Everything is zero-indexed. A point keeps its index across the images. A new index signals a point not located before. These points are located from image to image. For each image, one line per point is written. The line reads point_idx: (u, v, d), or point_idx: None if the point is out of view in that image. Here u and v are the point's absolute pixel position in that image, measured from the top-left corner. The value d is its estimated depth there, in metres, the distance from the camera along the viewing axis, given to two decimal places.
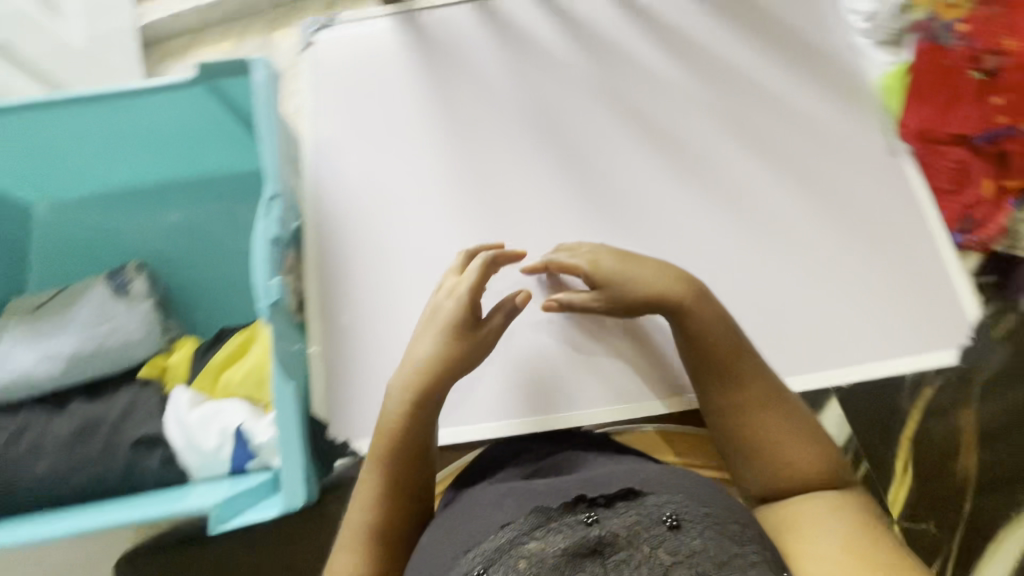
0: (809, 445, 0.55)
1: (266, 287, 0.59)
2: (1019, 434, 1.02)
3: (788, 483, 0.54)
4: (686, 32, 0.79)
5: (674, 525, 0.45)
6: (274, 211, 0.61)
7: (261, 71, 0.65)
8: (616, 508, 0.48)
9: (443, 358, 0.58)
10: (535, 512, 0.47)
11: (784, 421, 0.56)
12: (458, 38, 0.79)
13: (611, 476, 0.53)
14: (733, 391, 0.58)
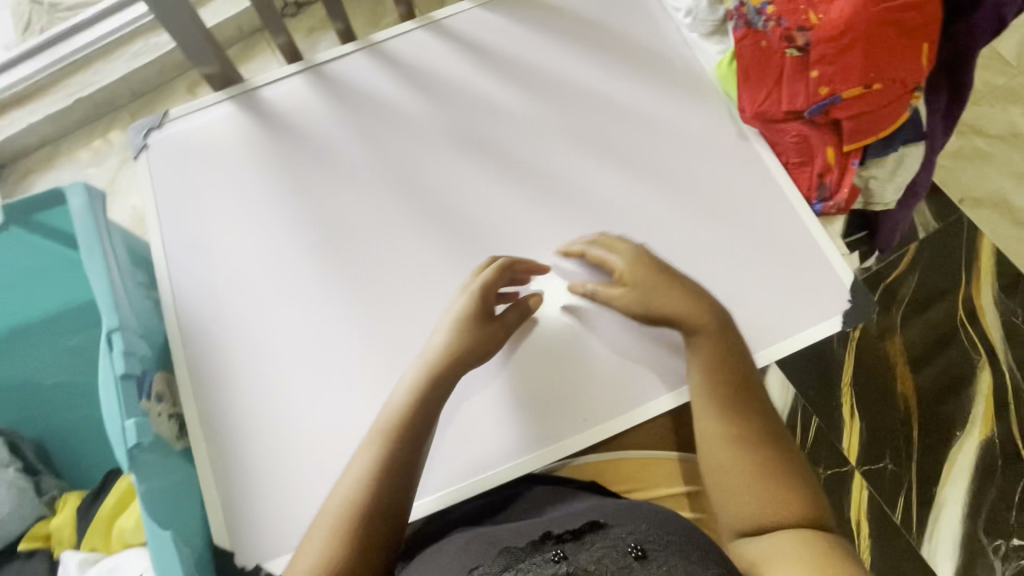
0: (797, 486, 0.58)
1: (123, 431, 0.56)
2: (940, 353, 1.24)
3: (766, 517, 0.57)
4: (523, 59, 0.79)
5: (639, 556, 0.51)
6: (117, 346, 0.58)
7: (79, 197, 0.61)
8: (583, 542, 0.53)
9: (451, 348, 0.64)
10: (505, 554, 0.54)
11: (778, 458, 0.60)
12: (299, 113, 0.79)
13: (580, 515, 0.59)
14: (723, 404, 0.62)
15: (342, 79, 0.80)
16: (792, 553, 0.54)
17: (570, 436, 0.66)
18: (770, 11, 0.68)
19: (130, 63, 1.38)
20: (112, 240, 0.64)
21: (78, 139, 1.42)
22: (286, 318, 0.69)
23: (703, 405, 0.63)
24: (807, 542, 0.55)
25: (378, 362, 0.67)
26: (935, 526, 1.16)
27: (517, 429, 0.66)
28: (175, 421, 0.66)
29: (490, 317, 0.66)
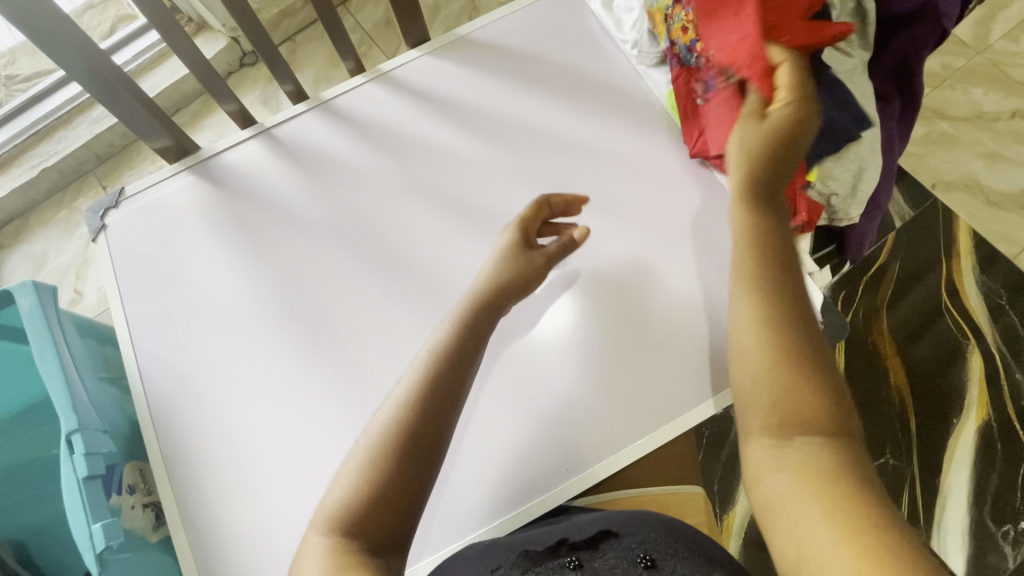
0: (830, 401, 0.49)
1: (91, 536, 0.53)
2: (928, 335, 1.25)
3: (795, 419, 0.49)
4: (473, 103, 0.79)
5: (649, 564, 0.55)
6: (78, 447, 0.56)
7: (28, 297, 0.60)
8: (598, 551, 0.58)
9: (505, 271, 0.65)
10: (523, 558, 0.58)
11: (812, 366, 0.51)
12: (254, 176, 0.78)
13: (590, 522, 0.63)
14: (755, 296, 0.54)
15: (294, 141, 0.79)
16: (807, 469, 0.46)
17: (549, 489, 0.66)
18: (698, 49, 0.66)
19: (91, 128, 1.37)
20: (65, 335, 0.61)
21: (47, 209, 1.41)
22: (256, 390, 0.68)
23: (735, 306, 0.55)
24: (829, 456, 0.47)
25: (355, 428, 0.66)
26: (940, 515, 1.16)
27: (498, 484, 0.66)
28: (150, 510, 0.64)
29: (529, 248, 0.67)
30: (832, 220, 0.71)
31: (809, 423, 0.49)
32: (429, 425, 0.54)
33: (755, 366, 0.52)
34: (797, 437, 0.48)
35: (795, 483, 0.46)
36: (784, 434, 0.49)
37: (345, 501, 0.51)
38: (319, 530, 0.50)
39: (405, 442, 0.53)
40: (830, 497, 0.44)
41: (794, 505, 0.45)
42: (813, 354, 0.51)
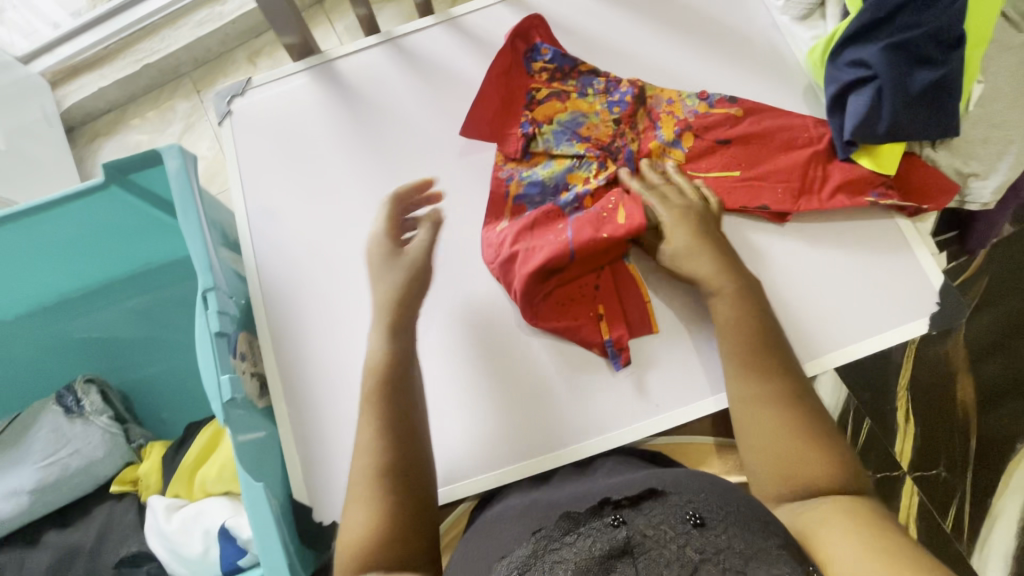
0: (818, 445, 0.51)
1: (218, 386, 0.57)
2: (1012, 351, 1.15)
3: (799, 482, 0.50)
4: (605, 38, 0.78)
5: (699, 522, 0.43)
6: (212, 305, 0.60)
7: (175, 159, 0.63)
8: (642, 509, 0.45)
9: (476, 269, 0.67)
10: (566, 519, 0.46)
11: (793, 410, 0.53)
12: (377, 83, 0.79)
13: (637, 483, 0.51)
14: (747, 373, 0.56)
15: (421, 54, 0.80)
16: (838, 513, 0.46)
17: (628, 424, 0.66)
18: (700, 110, 0.72)
19: (194, 31, 1.32)
20: (201, 201, 0.65)
21: (144, 104, 1.39)
22: (364, 287, 0.71)
23: (732, 383, 0.57)
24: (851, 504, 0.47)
25: (456, 338, 0.69)
26: (987, 538, 1.08)
27: (580, 414, 0.66)
28: (257, 380, 0.67)
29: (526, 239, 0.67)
30: (961, 203, 0.69)
31: (812, 482, 0.49)
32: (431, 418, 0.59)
33: (770, 433, 0.52)
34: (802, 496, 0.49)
35: (823, 526, 0.45)
36: (791, 487, 0.50)
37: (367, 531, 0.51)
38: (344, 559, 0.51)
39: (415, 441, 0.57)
40: (860, 536, 0.44)
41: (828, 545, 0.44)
42: (807, 409, 0.53)
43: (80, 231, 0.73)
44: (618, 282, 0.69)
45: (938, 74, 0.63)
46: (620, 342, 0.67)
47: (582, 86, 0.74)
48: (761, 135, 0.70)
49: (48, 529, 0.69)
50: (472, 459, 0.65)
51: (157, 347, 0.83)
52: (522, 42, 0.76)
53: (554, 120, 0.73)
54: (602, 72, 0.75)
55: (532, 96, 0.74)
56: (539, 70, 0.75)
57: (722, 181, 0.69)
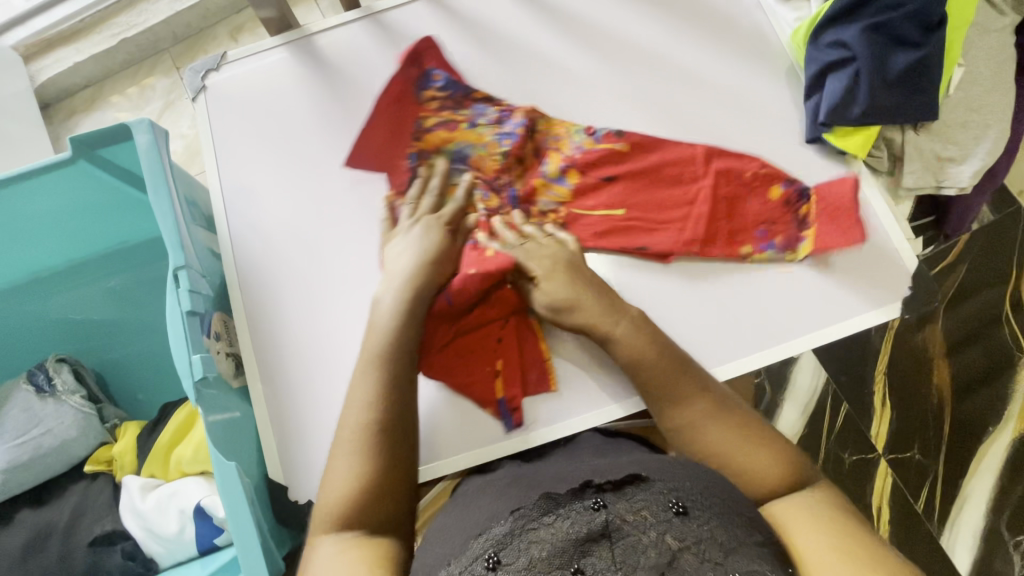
0: (764, 447, 0.54)
1: (189, 365, 0.57)
2: (990, 335, 1.15)
3: (764, 485, 0.52)
4: (589, 15, 0.76)
5: (681, 511, 0.44)
6: (184, 284, 0.59)
7: (145, 134, 0.62)
8: (623, 494, 0.45)
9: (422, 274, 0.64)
10: (545, 498, 0.45)
11: (730, 424, 0.55)
12: (355, 60, 0.78)
13: (620, 470, 0.51)
14: (679, 406, 0.57)
15: (402, 30, 0.78)
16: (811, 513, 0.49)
17: (591, 411, 0.65)
18: (585, 150, 0.71)
19: (172, 5, 1.28)
20: (173, 178, 0.64)
21: (122, 81, 1.35)
22: (342, 266, 0.70)
23: (666, 419, 0.57)
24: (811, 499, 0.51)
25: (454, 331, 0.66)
26: (956, 518, 1.10)
27: (563, 393, 0.65)
28: (231, 359, 0.67)
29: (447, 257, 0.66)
30: (939, 187, 0.69)
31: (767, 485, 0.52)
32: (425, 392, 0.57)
33: (718, 453, 0.54)
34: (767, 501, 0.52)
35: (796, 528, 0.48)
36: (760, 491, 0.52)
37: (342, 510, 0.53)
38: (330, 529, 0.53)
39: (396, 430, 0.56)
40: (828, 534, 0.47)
41: (802, 545, 0.47)
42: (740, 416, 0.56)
43: (48, 207, 0.72)
44: (522, 332, 0.67)
45: (917, 56, 0.64)
46: (514, 400, 0.65)
47: (474, 114, 0.74)
48: (657, 165, 0.70)
49: (22, 508, 0.69)
50: (446, 441, 0.65)
51: (133, 328, 0.82)
52: (414, 69, 0.76)
53: (442, 150, 0.73)
54: (495, 99, 0.74)
55: (421, 125, 0.73)
56: (430, 98, 0.74)
57: (604, 219, 0.69)
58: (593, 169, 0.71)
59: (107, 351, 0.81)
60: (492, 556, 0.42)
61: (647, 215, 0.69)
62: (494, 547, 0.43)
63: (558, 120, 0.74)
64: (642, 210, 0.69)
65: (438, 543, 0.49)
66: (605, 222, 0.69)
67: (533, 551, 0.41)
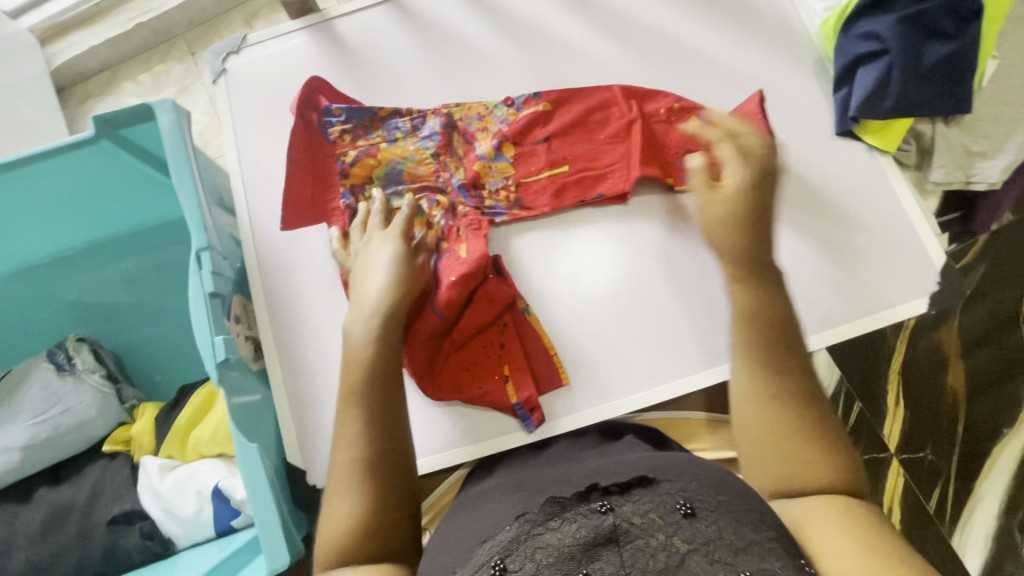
0: (827, 450, 0.46)
1: (211, 346, 0.57)
2: (1008, 336, 1.14)
3: (806, 484, 0.45)
4: (614, 3, 0.75)
5: (689, 512, 0.42)
6: (206, 265, 0.59)
7: (168, 114, 0.62)
8: (631, 496, 0.44)
9: (396, 278, 0.57)
10: (551, 503, 0.44)
11: (805, 410, 0.47)
12: (376, 45, 0.77)
13: (630, 468, 0.49)
14: (761, 371, 0.48)
15: (424, 15, 0.78)
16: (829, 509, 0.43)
17: (610, 400, 0.65)
18: (512, 114, 0.72)
19: None
20: (195, 160, 0.64)
21: (136, 66, 1.35)
22: None
23: (738, 378, 0.49)
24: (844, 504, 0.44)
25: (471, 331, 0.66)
26: (967, 519, 1.09)
27: (581, 384, 0.66)
28: (251, 342, 0.67)
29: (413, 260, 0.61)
30: (969, 182, 0.68)
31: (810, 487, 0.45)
32: None
33: (773, 433, 0.46)
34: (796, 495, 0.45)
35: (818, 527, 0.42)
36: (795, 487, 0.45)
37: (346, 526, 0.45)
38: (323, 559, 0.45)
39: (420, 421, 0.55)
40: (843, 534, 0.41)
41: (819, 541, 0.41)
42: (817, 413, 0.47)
43: (67, 187, 0.72)
44: (524, 335, 0.67)
45: (950, 49, 0.63)
46: (530, 401, 0.65)
47: (387, 133, 0.72)
48: (576, 130, 0.71)
49: (40, 486, 0.69)
50: (462, 430, 0.65)
51: (150, 310, 0.82)
52: (311, 111, 0.72)
53: (373, 178, 0.71)
54: (403, 110, 0.72)
55: (342, 162, 0.70)
56: (338, 134, 0.71)
57: (547, 180, 0.70)
58: (531, 133, 0.71)
59: (124, 332, 0.82)
60: (497, 563, 0.41)
61: (579, 183, 0.70)
62: (500, 555, 0.42)
63: (473, 102, 0.74)
64: (592, 156, 0.70)
65: (447, 545, 0.47)
66: (546, 186, 0.70)
67: (540, 557, 0.40)
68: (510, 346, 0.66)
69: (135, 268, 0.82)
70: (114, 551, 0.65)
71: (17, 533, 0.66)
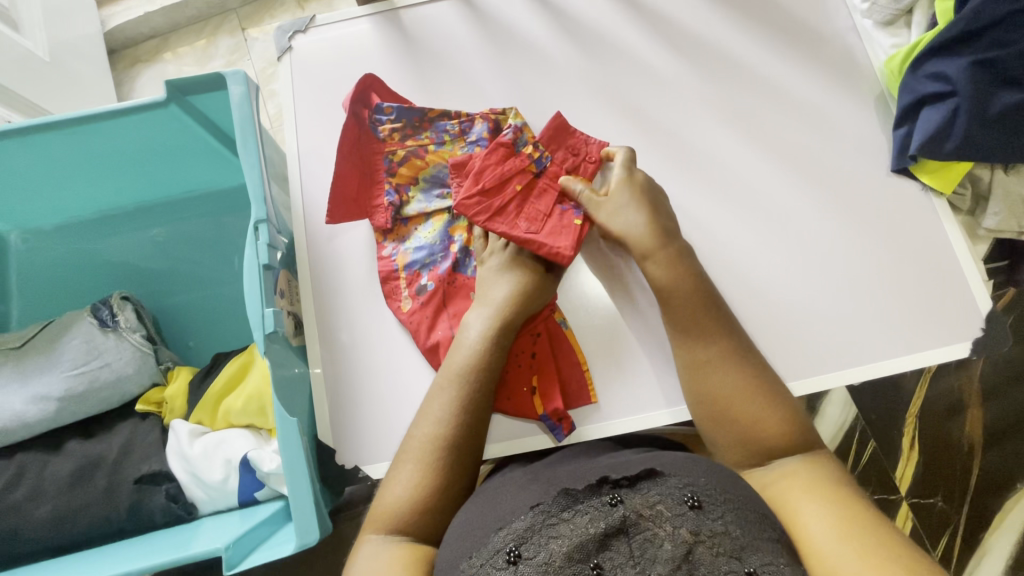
0: (768, 415, 0.52)
1: (261, 317, 0.58)
2: None
3: (760, 447, 0.51)
4: (680, 18, 0.76)
5: (696, 505, 0.42)
6: (261, 236, 0.60)
7: (238, 86, 0.63)
8: (639, 488, 0.43)
9: (522, 291, 0.62)
10: (564, 494, 0.44)
11: (744, 379, 0.54)
12: (439, 37, 0.78)
13: (636, 464, 0.49)
14: (695, 340, 0.57)
15: (491, 13, 0.78)
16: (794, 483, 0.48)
17: (638, 412, 0.65)
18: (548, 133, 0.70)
19: None
20: (259, 132, 0.65)
21: (187, 36, 1.36)
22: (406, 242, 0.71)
23: (682, 354, 0.58)
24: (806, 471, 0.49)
25: (533, 351, 0.66)
26: (972, 570, 1.08)
27: (618, 393, 0.66)
28: (293, 318, 0.68)
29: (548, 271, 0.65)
30: (1021, 232, 0.72)
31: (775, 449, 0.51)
32: (490, 377, 0.57)
33: (725, 396, 0.54)
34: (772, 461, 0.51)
35: (793, 498, 0.47)
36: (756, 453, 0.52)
37: (396, 514, 0.51)
38: (376, 528, 0.51)
39: (469, 410, 0.55)
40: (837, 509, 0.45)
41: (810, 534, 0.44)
42: (764, 389, 0.54)
43: (127, 147, 0.73)
44: (553, 346, 0.67)
45: (1020, 97, 0.64)
46: (557, 412, 0.64)
47: (436, 136, 0.72)
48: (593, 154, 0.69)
49: (71, 438, 0.70)
50: (492, 426, 0.65)
51: (188, 277, 0.83)
52: (363, 108, 0.72)
53: (418, 179, 0.72)
54: (452, 112, 0.72)
55: (389, 161, 0.72)
56: (387, 133, 0.72)
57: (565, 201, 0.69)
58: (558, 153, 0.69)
59: (162, 297, 0.83)
60: (513, 551, 0.41)
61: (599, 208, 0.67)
62: (515, 542, 0.42)
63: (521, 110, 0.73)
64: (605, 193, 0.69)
65: (459, 532, 0.47)
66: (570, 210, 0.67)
67: (554, 546, 0.41)
68: (543, 351, 0.66)
69: (178, 235, 0.83)
70: (139, 510, 0.65)
71: (45, 483, 0.66)
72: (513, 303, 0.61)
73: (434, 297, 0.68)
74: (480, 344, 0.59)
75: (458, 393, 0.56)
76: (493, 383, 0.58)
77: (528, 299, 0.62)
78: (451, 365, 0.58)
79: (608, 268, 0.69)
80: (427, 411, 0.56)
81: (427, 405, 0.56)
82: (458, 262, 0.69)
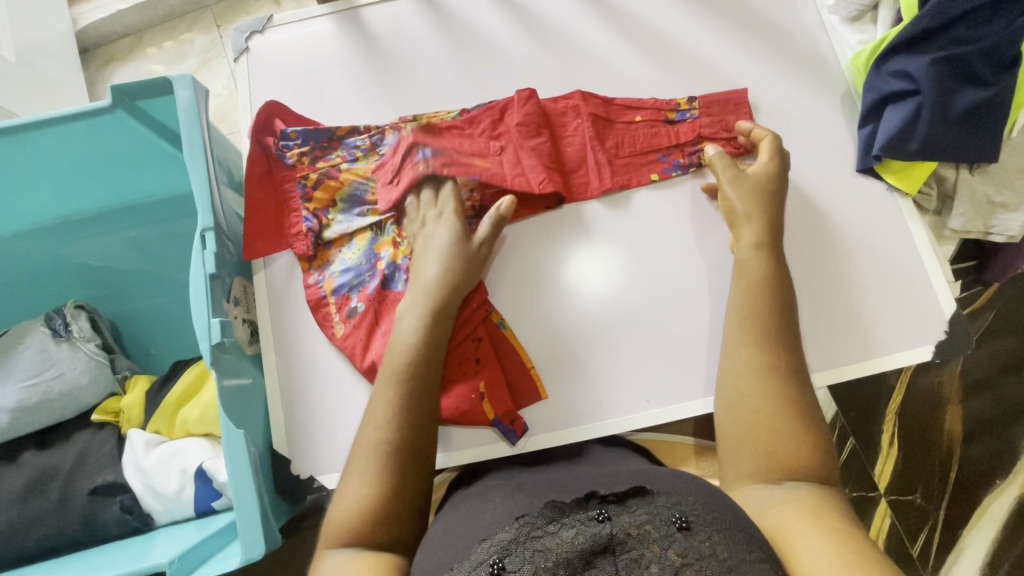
0: (792, 437, 0.48)
1: (207, 327, 0.57)
2: (1014, 387, 1.12)
3: (779, 468, 0.47)
4: (643, 15, 0.74)
5: (684, 526, 0.40)
6: (209, 245, 0.59)
7: (184, 91, 0.61)
8: (628, 506, 0.42)
9: (446, 275, 0.61)
10: (550, 507, 0.42)
11: (778, 398, 0.50)
12: (398, 36, 0.77)
13: (624, 480, 0.48)
14: (745, 353, 0.53)
15: (451, 11, 0.77)
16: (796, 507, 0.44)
17: (598, 419, 0.64)
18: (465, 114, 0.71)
19: None
20: (209, 139, 0.64)
21: (161, 33, 1.34)
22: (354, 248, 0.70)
23: (733, 363, 0.53)
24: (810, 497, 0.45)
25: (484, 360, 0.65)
26: (949, 567, 1.08)
27: (576, 398, 0.65)
28: (248, 325, 0.67)
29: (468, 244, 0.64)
30: (988, 233, 0.69)
31: (794, 471, 0.47)
32: (431, 374, 0.57)
33: (753, 410, 0.50)
34: (784, 481, 0.47)
35: (793, 520, 0.43)
36: (773, 473, 0.47)
37: (350, 520, 0.49)
38: (334, 539, 0.49)
39: (411, 407, 0.54)
40: (835, 535, 0.42)
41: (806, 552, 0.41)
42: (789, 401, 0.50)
43: (77, 154, 0.71)
44: (497, 351, 0.66)
45: (984, 95, 0.63)
46: (509, 415, 0.64)
47: (347, 154, 0.71)
48: (626, 133, 0.71)
49: (27, 449, 0.69)
50: (445, 437, 0.65)
51: (147, 284, 0.82)
52: (268, 136, 0.71)
53: (336, 200, 0.71)
54: (361, 127, 0.71)
55: (303, 186, 0.70)
56: (296, 158, 0.70)
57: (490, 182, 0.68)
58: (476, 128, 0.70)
59: (122, 303, 0.82)
60: (496, 564, 0.39)
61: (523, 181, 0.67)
62: (498, 555, 0.40)
63: (430, 114, 0.72)
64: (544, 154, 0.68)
65: (440, 544, 0.46)
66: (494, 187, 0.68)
67: (539, 561, 0.38)
68: (496, 360, 0.65)
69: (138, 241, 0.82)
70: (94, 522, 0.65)
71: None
72: (441, 289, 0.61)
73: (365, 318, 0.66)
74: (413, 338, 0.58)
75: (409, 391, 0.55)
76: (436, 375, 0.57)
77: (453, 288, 0.61)
78: (391, 360, 0.57)
79: (592, 270, 0.68)
80: (373, 414, 0.55)
81: (371, 407, 0.56)
82: (387, 278, 0.67)
